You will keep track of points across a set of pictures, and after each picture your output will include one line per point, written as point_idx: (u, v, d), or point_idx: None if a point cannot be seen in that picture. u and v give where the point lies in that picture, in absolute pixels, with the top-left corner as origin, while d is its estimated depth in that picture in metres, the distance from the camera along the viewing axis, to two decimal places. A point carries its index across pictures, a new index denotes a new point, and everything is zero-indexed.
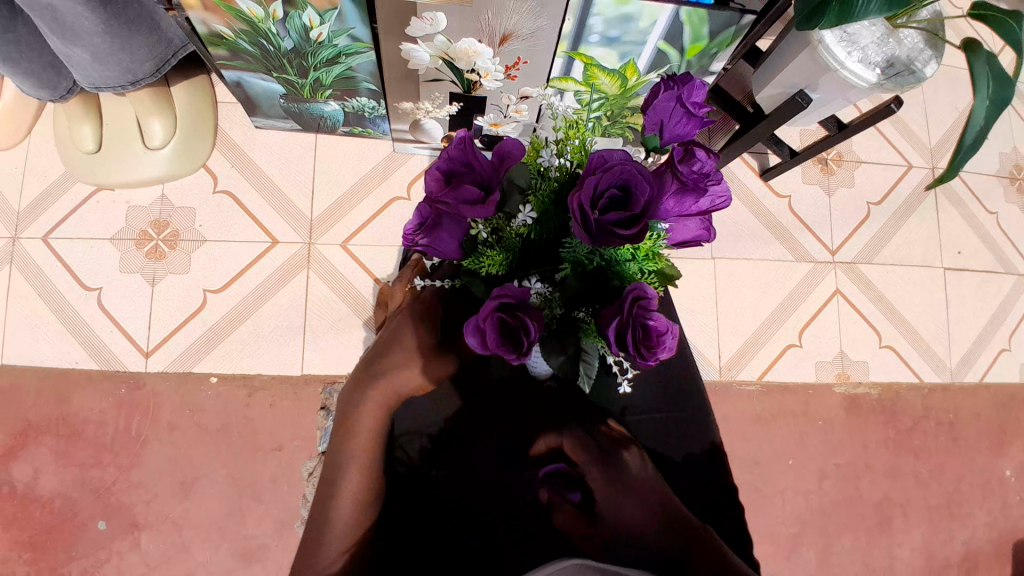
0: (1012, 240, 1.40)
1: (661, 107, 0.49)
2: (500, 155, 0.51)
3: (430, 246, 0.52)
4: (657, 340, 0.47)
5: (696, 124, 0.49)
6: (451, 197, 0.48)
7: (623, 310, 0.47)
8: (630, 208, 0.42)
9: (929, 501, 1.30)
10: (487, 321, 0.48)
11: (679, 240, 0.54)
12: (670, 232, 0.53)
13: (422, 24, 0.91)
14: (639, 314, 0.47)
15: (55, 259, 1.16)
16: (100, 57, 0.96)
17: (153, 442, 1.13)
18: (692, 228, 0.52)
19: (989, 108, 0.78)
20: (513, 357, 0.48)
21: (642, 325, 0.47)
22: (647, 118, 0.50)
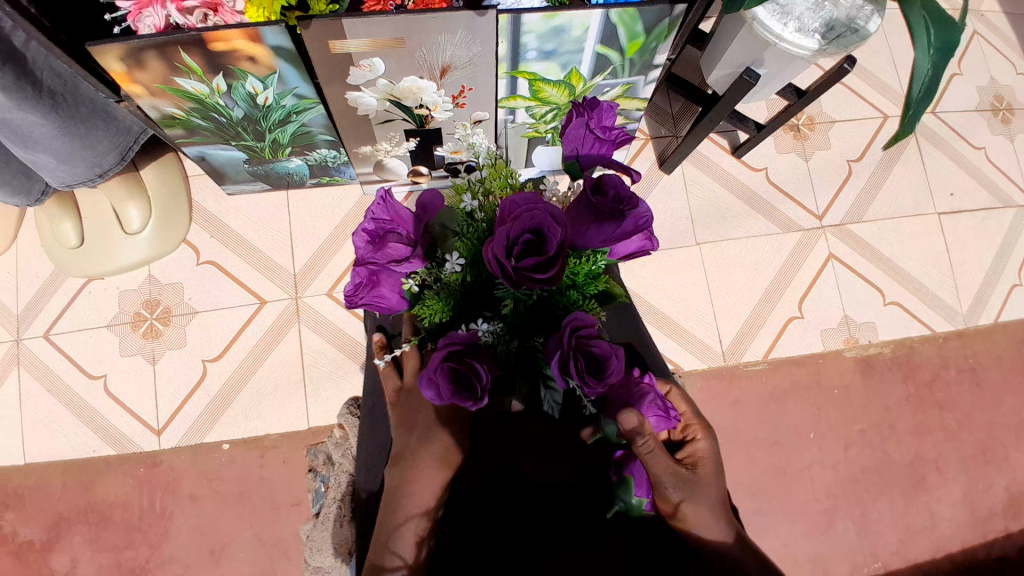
0: (1004, 172, 1.36)
1: (574, 135, 0.49)
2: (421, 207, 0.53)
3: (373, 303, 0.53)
4: (602, 364, 0.47)
5: (610, 146, 0.49)
6: (381, 257, 0.49)
7: (563, 343, 0.47)
8: (545, 252, 0.43)
9: (963, 452, 1.26)
10: (437, 373, 0.47)
11: (624, 255, 0.54)
12: (612, 249, 0.53)
13: (361, 72, 0.93)
14: (580, 343, 0.47)
15: (59, 354, 1.20)
16: (64, 158, 1.00)
17: (178, 515, 1.16)
18: (635, 242, 0.53)
19: (934, 55, 0.75)
20: (471, 405, 0.48)
21: (586, 353, 0.47)
22: (565, 147, 0.51)
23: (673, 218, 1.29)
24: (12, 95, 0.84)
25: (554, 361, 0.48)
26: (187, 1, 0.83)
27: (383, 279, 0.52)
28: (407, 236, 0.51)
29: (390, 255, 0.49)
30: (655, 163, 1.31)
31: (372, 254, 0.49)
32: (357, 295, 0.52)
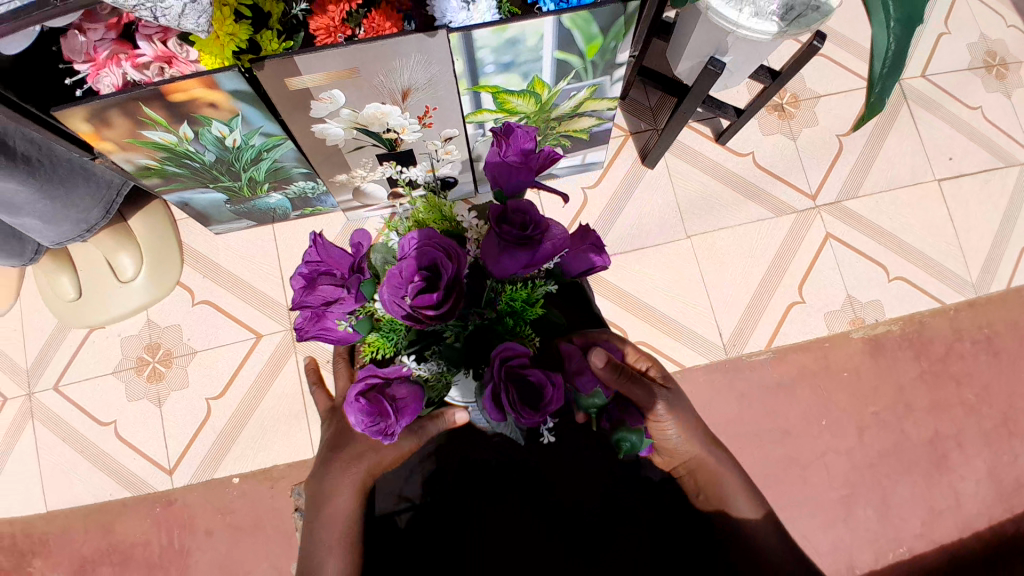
0: (1005, 130, 1.30)
1: (495, 165, 0.54)
2: (355, 244, 0.53)
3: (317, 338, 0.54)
4: (540, 395, 0.48)
5: (528, 172, 0.54)
6: (313, 299, 0.51)
7: (495, 375, 0.48)
8: (439, 287, 0.47)
9: (984, 426, 1.21)
10: (358, 404, 0.49)
11: (576, 271, 0.59)
12: (566, 264, 0.58)
13: (323, 105, 0.94)
14: (512, 373, 0.48)
15: (69, 404, 1.23)
16: (49, 218, 1.03)
17: (196, 550, 1.19)
18: (586, 257, 0.58)
19: (896, 29, 0.71)
20: (384, 436, 0.50)
21: (520, 380, 0.48)
22: (488, 176, 0.56)
23: (661, 212, 1.27)
24: None
25: (486, 394, 0.49)
26: (141, 57, 0.85)
27: (328, 315, 0.53)
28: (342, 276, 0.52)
29: (322, 295, 0.51)
30: (638, 159, 1.28)
31: (305, 298, 0.51)
32: (305, 331, 0.53)
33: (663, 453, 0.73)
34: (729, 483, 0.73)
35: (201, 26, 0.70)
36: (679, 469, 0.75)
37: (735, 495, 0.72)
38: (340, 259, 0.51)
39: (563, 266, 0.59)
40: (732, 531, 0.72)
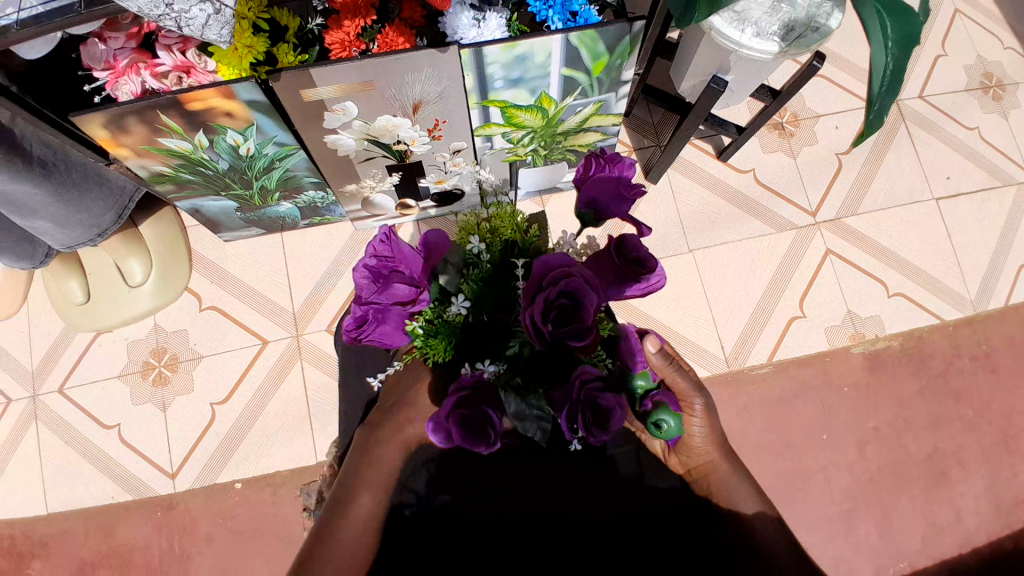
0: (1002, 150, 1.33)
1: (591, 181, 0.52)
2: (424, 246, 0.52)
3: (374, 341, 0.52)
4: (607, 419, 0.47)
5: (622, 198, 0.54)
6: (384, 297, 0.49)
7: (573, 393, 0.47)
8: (579, 318, 0.46)
9: (983, 442, 1.22)
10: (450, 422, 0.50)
11: None
12: None
13: (336, 116, 0.96)
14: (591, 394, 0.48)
15: (74, 406, 1.24)
16: (62, 221, 1.05)
17: (197, 556, 1.19)
18: None
19: (892, 48, 0.75)
20: (483, 449, 0.50)
21: (591, 404, 0.47)
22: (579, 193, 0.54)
23: (664, 226, 1.29)
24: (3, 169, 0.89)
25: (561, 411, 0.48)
26: (161, 66, 0.87)
27: (389, 319, 0.51)
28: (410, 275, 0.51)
29: (395, 295, 0.50)
30: (642, 174, 1.31)
31: (377, 295, 0.49)
32: (360, 335, 0.51)
33: (683, 452, 0.73)
34: (739, 487, 0.73)
35: (224, 37, 0.71)
36: (694, 471, 0.75)
37: (744, 493, 0.73)
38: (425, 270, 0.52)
39: None
40: (744, 533, 0.71)
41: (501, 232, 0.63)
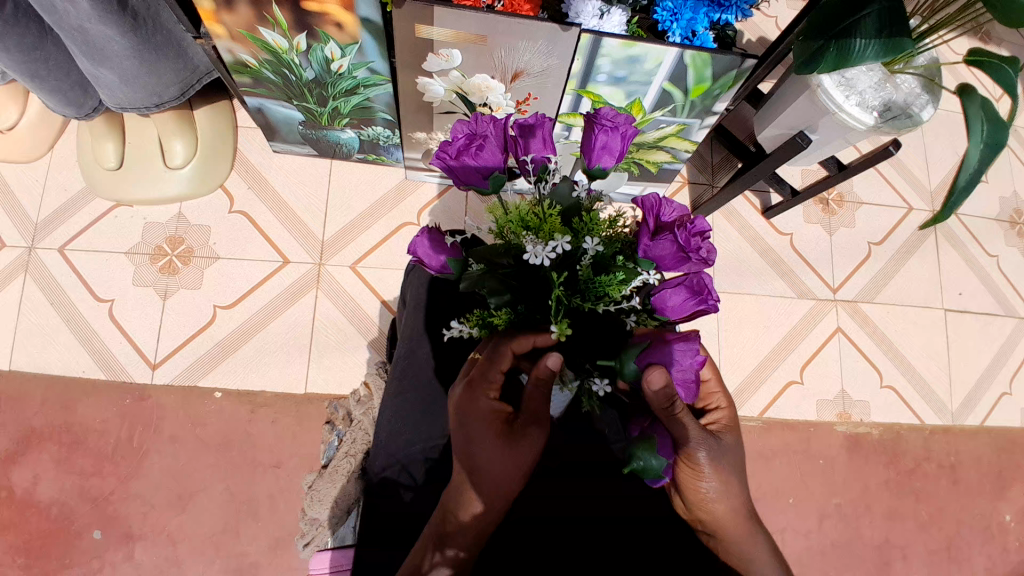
0: (1012, 283, 1.41)
1: (597, 143, 0.55)
2: (600, 143, 0.55)
3: (676, 302, 0.51)
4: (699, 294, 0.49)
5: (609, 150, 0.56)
6: (662, 248, 0.49)
7: (684, 279, 0.49)
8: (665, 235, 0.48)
9: (929, 544, 1.28)
10: (676, 295, 0.50)
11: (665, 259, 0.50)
12: (665, 290, 0.51)
13: (438, 60, 0.95)
14: (686, 295, 0.50)
15: (68, 268, 1.19)
16: (127, 79, 1.00)
17: (153, 453, 1.14)
18: (681, 295, 0.50)
19: (983, 151, 0.78)
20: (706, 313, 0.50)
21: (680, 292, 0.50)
22: (594, 154, 0.56)
23: None
24: (97, 6, 0.83)
25: (680, 298, 0.50)
26: None
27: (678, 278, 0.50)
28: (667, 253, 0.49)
29: (667, 256, 0.49)
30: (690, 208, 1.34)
31: (684, 263, 0.49)
32: (690, 281, 0.49)
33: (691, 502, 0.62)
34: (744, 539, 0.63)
35: None
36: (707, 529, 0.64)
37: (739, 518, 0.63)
38: (552, 144, 0.52)
39: (661, 259, 0.50)
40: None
41: (528, 217, 0.51)
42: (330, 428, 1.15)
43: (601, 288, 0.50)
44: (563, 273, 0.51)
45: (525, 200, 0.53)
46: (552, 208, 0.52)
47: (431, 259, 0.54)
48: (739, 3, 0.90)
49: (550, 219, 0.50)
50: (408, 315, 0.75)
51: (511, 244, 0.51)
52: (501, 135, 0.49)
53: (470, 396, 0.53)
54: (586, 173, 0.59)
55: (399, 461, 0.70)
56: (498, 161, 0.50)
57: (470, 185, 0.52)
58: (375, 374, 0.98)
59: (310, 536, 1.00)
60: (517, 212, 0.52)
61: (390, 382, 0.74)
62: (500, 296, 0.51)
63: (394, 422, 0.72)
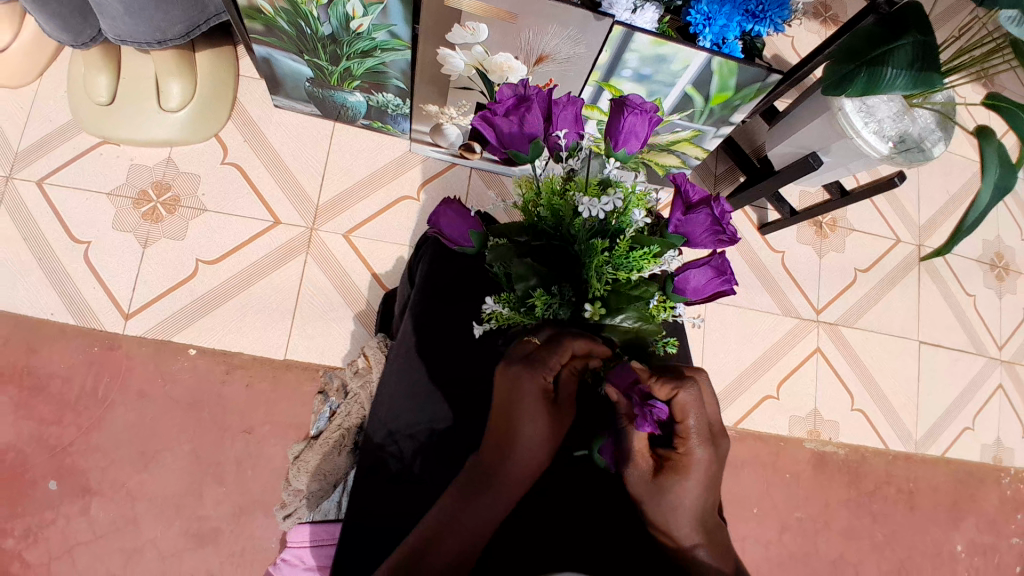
0: (985, 323, 1.47)
1: (628, 124, 0.48)
2: (628, 127, 0.48)
3: (699, 283, 0.49)
4: (722, 274, 0.48)
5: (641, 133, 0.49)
6: (694, 225, 0.47)
7: (709, 257, 0.48)
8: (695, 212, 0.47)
9: (881, 565, 1.33)
10: (698, 274, 0.48)
11: (690, 236, 0.48)
12: (687, 270, 0.49)
13: (463, 33, 0.89)
14: (710, 274, 0.48)
15: (47, 205, 1.14)
16: (133, 11, 0.93)
17: (118, 406, 1.10)
18: (705, 275, 0.48)
19: (993, 193, 0.79)
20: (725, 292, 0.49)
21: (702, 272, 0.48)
22: (620, 136, 0.49)
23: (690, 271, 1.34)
24: None
25: (703, 279, 0.48)
26: None
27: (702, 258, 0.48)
28: (699, 228, 0.47)
29: (695, 232, 0.48)
30: None
31: (712, 241, 0.48)
32: (717, 258, 0.48)
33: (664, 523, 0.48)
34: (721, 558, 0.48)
35: None
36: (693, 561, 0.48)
37: (700, 530, 0.47)
38: (582, 125, 0.50)
39: (687, 237, 0.48)
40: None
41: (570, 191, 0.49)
42: (324, 398, 1.09)
43: (633, 265, 0.48)
44: (602, 240, 0.49)
45: (555, 175, 0.52)
46: (591, 178, 0.50)
47: (454, 230, 0.52)
48: (773, 16, 0.88)
49: (590, 185, 0.49)
50: (415, 294, 0.73)
51: (557, 213, 0.50)
52: (546, 102, 0.47)
53: (520, 375, 0.45)
54: (609, 159, 0.52)
55: (390, 433, 0.69)
56: (540, 123, 0.48)
57: (510, 146, 0.50)
58: (371, 347, 0.96)
59: (292, 508, 1.02)
60: (550, 185, 0.50)
61: (394, 357, 0.72)
62: (526, 279, 0.48)
63: (393, 400, 0.70)
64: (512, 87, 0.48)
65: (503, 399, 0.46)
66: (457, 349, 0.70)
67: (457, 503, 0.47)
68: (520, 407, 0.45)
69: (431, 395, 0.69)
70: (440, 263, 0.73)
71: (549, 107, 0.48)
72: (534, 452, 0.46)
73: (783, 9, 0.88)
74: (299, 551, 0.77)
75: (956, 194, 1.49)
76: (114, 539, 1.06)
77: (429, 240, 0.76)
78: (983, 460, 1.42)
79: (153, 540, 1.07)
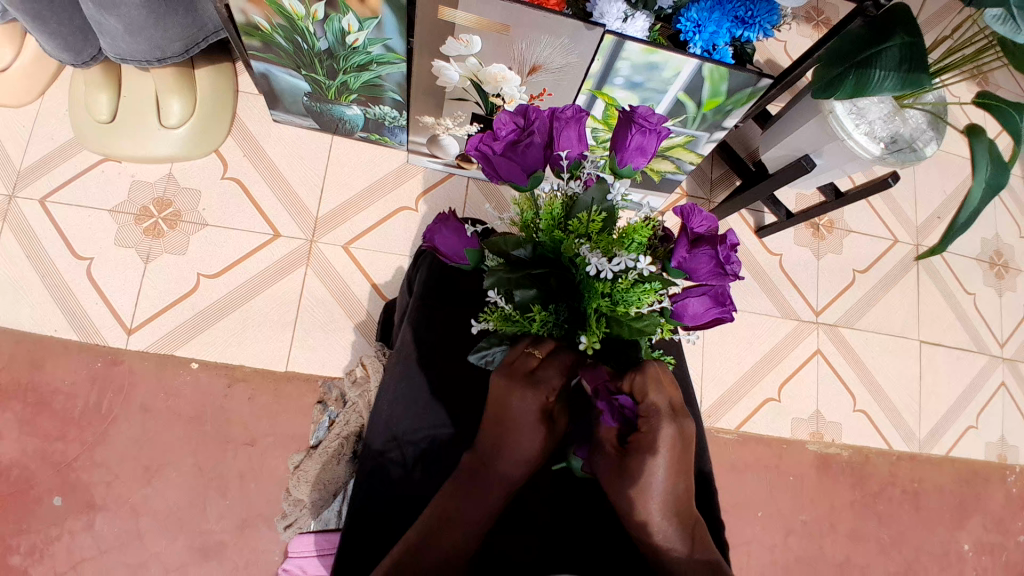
0: (986, 321, 1.47)
1: (630, 143, 0.50)
2: (635, 144, 0.50)
3: (697, 312, 0.49)
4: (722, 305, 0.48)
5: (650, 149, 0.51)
6: (698, 263, 0.46)
7: (710, 289, 0.48)
8: (701, 252, 0.46)
9: (888, 567, 1.32)
10: (698, 303, 0.49)
11: (691, 269, 0.47)
12: (688, 299, 0.49)
13: (457, 45, 0.90)
14: (709, 303, 0.49)
15: (49, 223, 1.15)
16: (132, 30, 0.95)
17: (121, 421, 1.10)
18: (705, 305, 0.49)
19: (985, 190, 0.80)
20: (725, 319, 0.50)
21: (703, 304, 0.49)
22: (627, 152, 0.51)
23: None
24: None
25: (704, 308, 0.49)
26: None
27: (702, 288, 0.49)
28: (704, 267, 0.46)
29: (698, 269, 0.47)
30: None
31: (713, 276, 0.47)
32: (718, 289, 0.48)
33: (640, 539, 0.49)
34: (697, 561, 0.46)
35: None
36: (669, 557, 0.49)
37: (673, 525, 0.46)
38: (586, 141, 0.49)
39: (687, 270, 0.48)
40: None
41: (570, 227, 0.50)
42: (321, 409, 1.10)
43: (633, 299, 0.48)
44: (604, 282, 0.48)
45: (557, 196, 0.51)
46: (594, 213, 0.49)
47: (449, 247, 0.52)
48: (762, 21, 0.89)
49: (596, 225, 0.48)
50: (413, 302, 0.74)
51: (560, 244, 0.50)
52: (548, 129, 0.47)
53: (509, 391, 0.46)
54: (613, 173, 0.53)
55: (396, 437, 0.68)
56: (540, 158, 0.48)
57: (507, 180, 0.50)
58: (370, 357, 0.97)
59: (292, 519, 1.02)
60: (551, 213, 0.50)
61: (393, 366, 0.73)
62: (527, 291, 0.49)
63: (395, 405, 0.70)
64: (506, 114, 0.48)
65: (493, 417, 0.47)
66: (455, 355, 0.72)
67: (457, 498, 0.47)
68: (519, 418, 0.45)
69: (431, 401, 0.70)
70: (440, 275, 0.74)
71: (552, 127, 0.47)
72: (526, 452, 0.46)
73: (772, 14, 0.89)
74: (301, 561, 0.78)
75: (953, 193, 1.50)
76: (118, 553, 1.07)
77: (426, 251, 0.77)
78: (988, 458, 1.41)
79: (158, 554, 1.07)
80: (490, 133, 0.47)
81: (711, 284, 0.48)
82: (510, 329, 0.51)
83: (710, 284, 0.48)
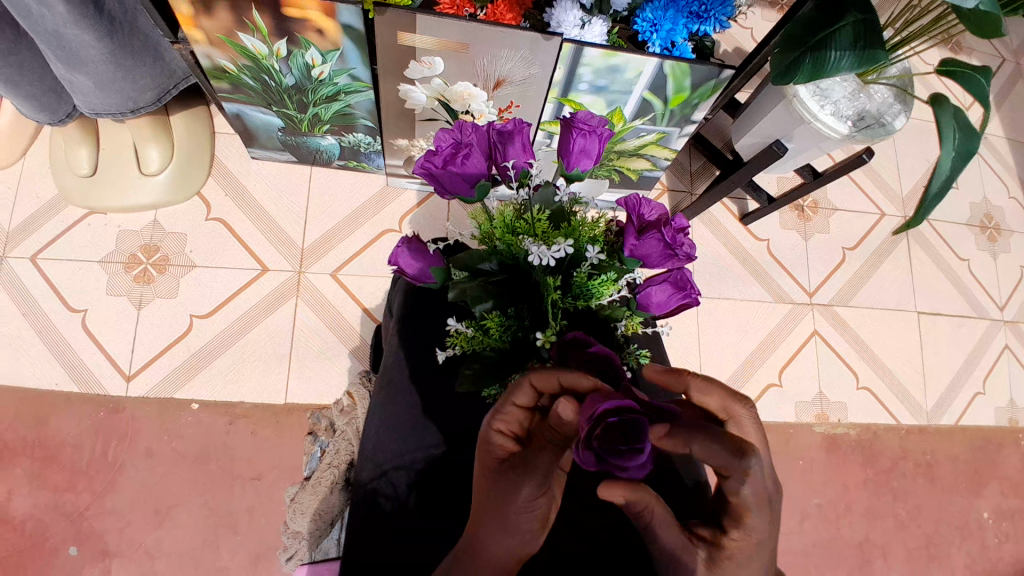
0: (983, 286, 1.46)
1: (573, 145, 0.51)
2: (578, 147, 0.51)
3: (660, 300, 0.50)
4: (683, 289, 0.48)
5: (597, 151, 0.51)
6: (650, 250, 0.47)
7: (669, 274, 0.48)
8: (648, 239, 0.47)
9: (908, 543, 1.31)
10: (662, 292, 0.49)
11: (643, 256, 0.48)
12: (650, 289, 0.50)
13: (421, 67, 0.91)
14: (671, 290, 0.49)
15: (41, 279, 1.17)
16: (103, 84, 0.97)
17: (128, 468, 1.12)
18: (667, 292, 0.49)
19: (955, 158, 0.79)
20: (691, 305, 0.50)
21: (666, 293, 0.49)
22: (572, 156, 0.52)
23: None
24: (73, 10, 0.79)
25: (666, 295, 0.49)
26: None
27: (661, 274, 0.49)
28: (655, 253, 0.47)
29: (652, 256, 0.48)
30: None
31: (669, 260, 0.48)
32: (675, 272, 0.48)
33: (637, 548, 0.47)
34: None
35: None
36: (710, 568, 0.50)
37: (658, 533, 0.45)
38: (531, 150, 0.51)
39: (643, 258, 0.49)
40: None
41: (522, 230, 0.51)
42: (313, 440, 1.14)
43: (593, 292, 0.52)
44: (556, 277, 0.51)
45: (509, 206, 0.53)
46: (540, 214, 0.51)
47: (413, 268, 0.52)
48: (717, 14, 0.89)
49: (541, 224, 0.50)
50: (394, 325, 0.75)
51: (512, 249, 0.51)
52: (485, 140, 0.49)
53: (516, 482, 0.45)
54: (564, 177, 0.55)
55: (382, 471, 0.69)
56: (484, 170, 0.49)
57: (455, 195, 0.51)
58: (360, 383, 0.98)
59: (292, 551, 1.05)
60: (503, 220, 0.52)
61: (376, 393, 0.73)
62: (484, 304, 0.51)
63: (380, 433, 0.70)
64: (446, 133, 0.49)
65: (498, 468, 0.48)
66: (435, 377, 0.72)
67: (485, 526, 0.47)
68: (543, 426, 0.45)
69: (413, 424, 0.70)
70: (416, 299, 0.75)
71: (492, 138, 0.49)
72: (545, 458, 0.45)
73: (726, 6, 0.89)
74: None
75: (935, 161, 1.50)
76: None
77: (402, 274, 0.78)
78: (998, 424, 1.40)
79: None
80: (430, 152, 0.48)
81: (668, 267, 0.48)
82: (475, 344, 0.54)
83: (668, 267, 0.48)
